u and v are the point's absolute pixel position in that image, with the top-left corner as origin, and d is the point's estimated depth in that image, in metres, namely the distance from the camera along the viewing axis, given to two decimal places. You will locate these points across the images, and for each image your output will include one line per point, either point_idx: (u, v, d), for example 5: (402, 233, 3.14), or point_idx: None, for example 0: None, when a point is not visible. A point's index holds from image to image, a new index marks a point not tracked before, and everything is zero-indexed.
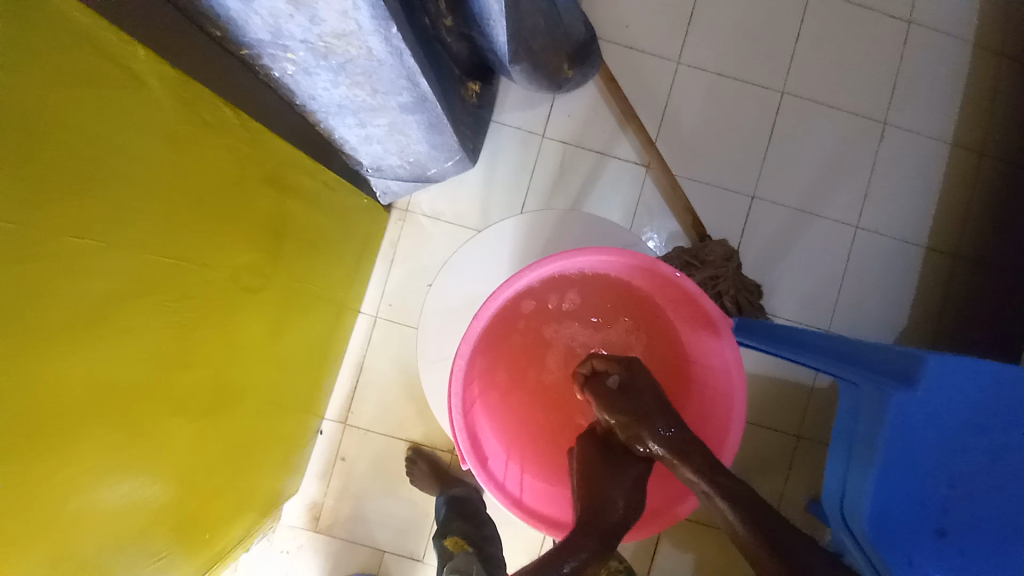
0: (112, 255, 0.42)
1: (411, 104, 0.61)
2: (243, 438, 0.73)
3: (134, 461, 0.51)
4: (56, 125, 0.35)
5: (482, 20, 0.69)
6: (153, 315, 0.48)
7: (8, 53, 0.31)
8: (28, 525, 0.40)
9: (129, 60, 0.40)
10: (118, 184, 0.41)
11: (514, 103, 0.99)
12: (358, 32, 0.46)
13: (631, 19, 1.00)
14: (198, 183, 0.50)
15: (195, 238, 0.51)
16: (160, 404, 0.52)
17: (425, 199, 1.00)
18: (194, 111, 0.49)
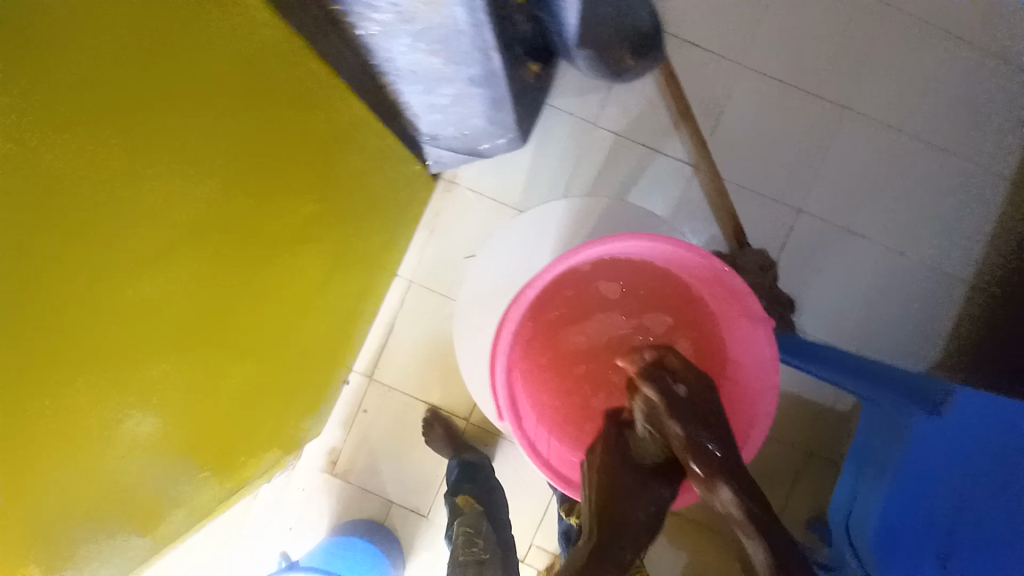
0: (189, 188, 0.46)
1: (480, 77, 0.63)
2: (279, 378, 0.77)
3: (180, 383, 0.55)
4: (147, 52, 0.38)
5: (556, 4, 0.73)
6: (216, 252, 0.52)
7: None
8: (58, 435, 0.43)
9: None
10: (201, 119, 0.44)
11: (570, 87, 1.00)
12: (446, 2, 0.48)
13: (699, 16, 0.99)
14: (274, 128, 0.54)
15: (264, 181, 0.55)
16: (210, 334, 0.57)
17: (472, 173, 1.02)
18: (277, 53, 0.51)
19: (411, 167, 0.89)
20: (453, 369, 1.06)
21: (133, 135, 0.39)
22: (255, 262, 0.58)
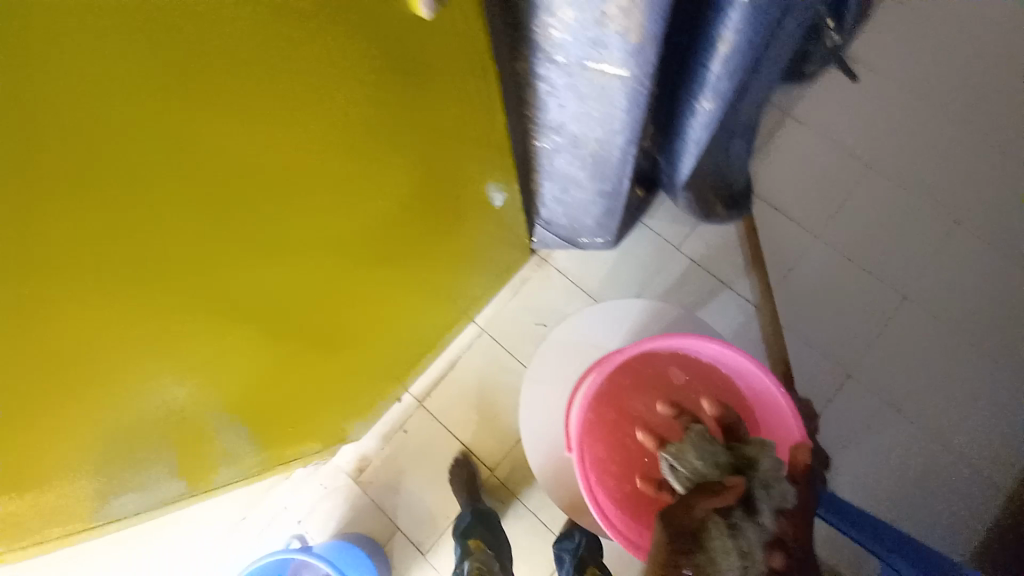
0: (342, 208, 0.53)
1: (609, 189, 0.79)
2: (347, 366, 0.89)
3: (282, 338, 0.67)
4: (358, 108, 0.44)
5: (675, 155, 0.85)
6: (341, 257, 0.61)
7: (354, 37, 0.38)
8: (162, 354, 0.52)
9: (444, 76, 0.49)
10: (375, 159, 0.51)
11: (664, 214, 1.17)
12: (610, 140, 0.64)
13: (786, 189, 1.15)
14: (434, 182, 0.63)
15: (406, 216, 0.64)
16: (324, 312, 0.69)
17: (563, 257, 1.18)
18: (469, 131, 0.59)
19: (521, 240, 1.07)
20: (494, 419, 1.14)
21: (358, 176, 0.51)
22: (394, 264, 0.74)
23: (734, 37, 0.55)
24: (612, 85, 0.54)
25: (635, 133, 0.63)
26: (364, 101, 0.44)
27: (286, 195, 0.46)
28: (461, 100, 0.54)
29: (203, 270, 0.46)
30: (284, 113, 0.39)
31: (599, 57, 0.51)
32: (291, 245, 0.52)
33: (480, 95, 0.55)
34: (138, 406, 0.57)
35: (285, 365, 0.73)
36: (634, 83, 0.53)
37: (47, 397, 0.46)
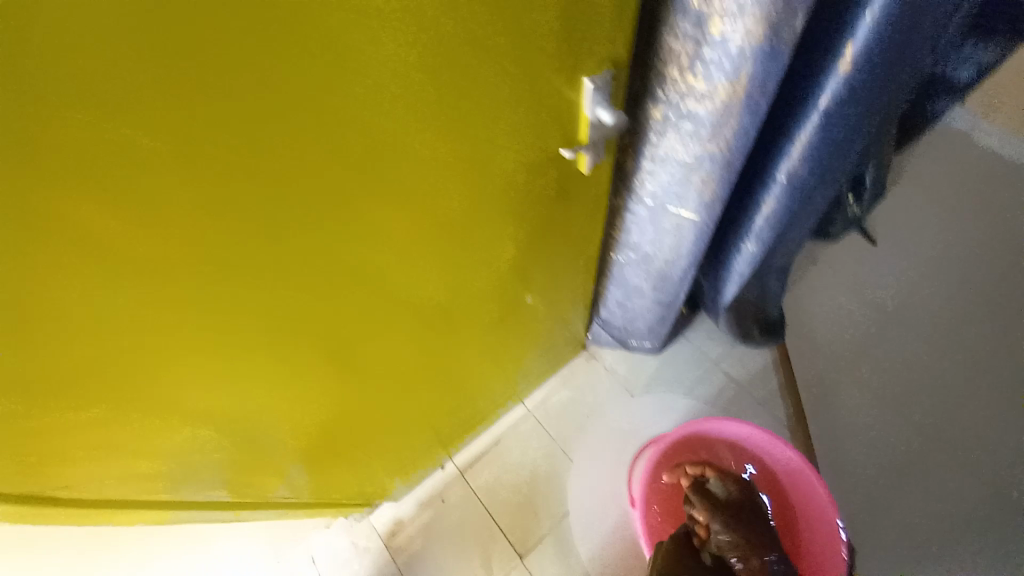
0: (465, 279, 0.69)
1: (667, 301, 0.95)
2: (413, 420, 0.99)
3: (379, 381, 0.77)
4: (498, 209, 0.60)
5: (719, 280, 1.01)
6: (451, 318, 0.75)
7: (510, 164, 0.55)
8: (283, 370, 0.61)
9: (561, 198, 0.67)
10: (498, 247, 0.67)
11: (703, 330, 1.30)
12: (676, 261, 0.81)
13: (816, 324, 1.28)
14: (532, 271, 0.79)
15: (505, 294, 0.80)
16: (418, 364, 0.81)
17: (610, 355, 1.29)
18: (566, 236, 0.76)
19: (578, 334, 1.21)
20: (532, 502, 1.16)
21: (484, 257, 0.67)
22: (485, 334, 0.88)
23: (775, 203, 0.76)
24: (685, 225, 0.72)
25: (695, 258, 0.80)
26: (503, 205, 0.60)
27: (452, 265, 0.64)
28: (575, 222, 0.74)
29: (383, 306, 0.62)
30: (462, 210, 0.57)
31: (678, 205, 0.68)
32: (436, 304, 0.69)
33: (584, 218, 0.74)
34: (247, 414, 0.64)
35: (381, 402, 0.84)
36: (703, 225, 0.72)
37: (195, 390, 0.54)
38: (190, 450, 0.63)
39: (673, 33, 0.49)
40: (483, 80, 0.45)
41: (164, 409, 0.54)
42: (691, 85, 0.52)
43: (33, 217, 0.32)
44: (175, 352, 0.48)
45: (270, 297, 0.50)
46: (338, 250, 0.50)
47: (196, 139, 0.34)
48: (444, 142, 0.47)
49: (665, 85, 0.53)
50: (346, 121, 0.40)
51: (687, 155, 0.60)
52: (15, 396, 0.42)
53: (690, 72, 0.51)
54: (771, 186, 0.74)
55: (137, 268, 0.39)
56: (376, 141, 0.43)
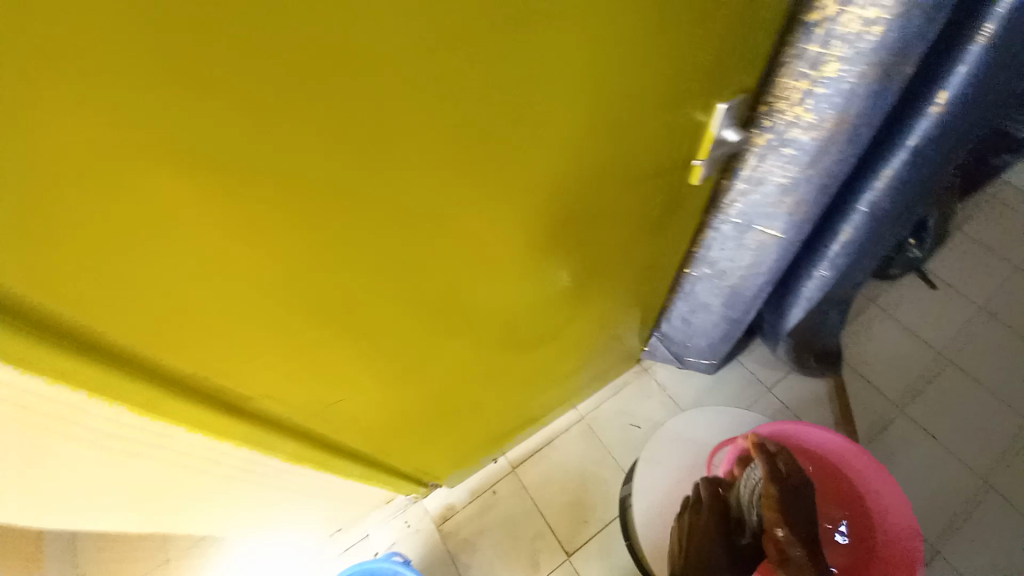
0: (570, 277, 0.75)
1: (735, 317, 1.01)
2: (484, 412, 1.04)
3: (473, 369, 0.83)
4: (615, 214, 0.68)
5: (784, 305, 1.06)
6: (547, 312, 0.81)
7: (638, 174, 0.63)
8: (411, 354, 0.67)
9: (665, 210, 0.74)
10: (604, 249, 0.74)
11: (757, 357, 1.33)
12: (752, 278, 0.88)
13: (873, 360, 1.31)
14: (622, 276, 0.86)
15: (593, 296, 0.87)
16: (506, 355, 0.87)
17: (663, 371, 1.34)
18: (656, 246, 0.83)
19: (634, 348, 1.26)
20: (583, 504, 1.20)
21: (590, 257, 0.74)
22: (566, 332, 0.95)
23: (853, 231, 0.82)
24: (768, 244, 0.79)
25: (771, 276, 0.86)
26: (620, 211, 0.68)
27: (569, 262, 0.71)
28: (670, 235, 0.81)
29: (505, 296, 0.69)
30: (589, 213, 0.64)
31: (766, 223, 0.76)
32: (544, 295, 0.76)
33: (676, 231, 0.81)
34: (368, 397, 0.69)
35: (468, 391, 0.90)
36: (785, 244, 0.78)
37: (342, 366, 0.60)
38: (329, 423, 0.69)
39: (790, 71, 0.58)
40: (646, 103, 0.53)
41: (314, 382, 0.59)
42: (799, 115, 0.60)
43: (335, 196, 0.39)
44: (359, 322, 0.54)
45: (440, 280, 0.57)
46: (495, 240, 0.57)
47: (457, 138, 0.41)
48: (603, 153, 0.56)
49: (774, 114, 0.62)
50: (551, 131, 0.48)
51: (783, 177, 0.67)
52: (223, 354, 0.47)
53: (800, 104, 0.59)
54: (851, 215, 0.80)
55: (367, 250, 0.46)
56: (559, 148, 0.51)
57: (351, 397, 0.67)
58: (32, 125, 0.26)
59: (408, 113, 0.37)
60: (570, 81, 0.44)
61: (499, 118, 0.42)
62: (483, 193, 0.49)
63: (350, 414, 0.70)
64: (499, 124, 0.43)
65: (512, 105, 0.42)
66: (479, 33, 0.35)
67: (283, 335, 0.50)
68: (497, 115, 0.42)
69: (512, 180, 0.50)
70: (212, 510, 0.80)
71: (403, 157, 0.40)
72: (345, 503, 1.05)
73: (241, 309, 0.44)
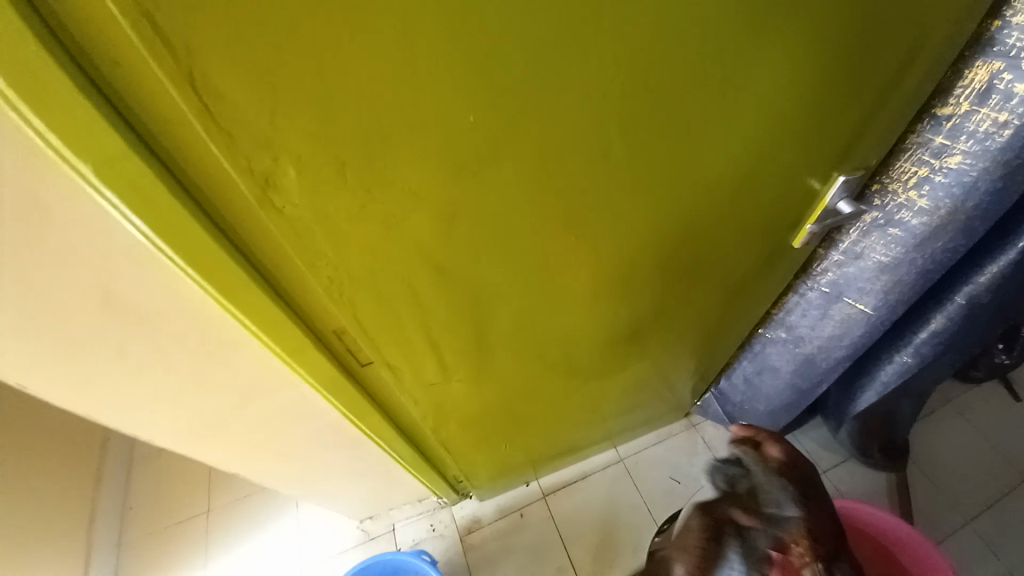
0: (653, 313, 0.79)
1: (803, 388, 0.99)
2: (534, 431, 1.06)
3: (540, 385, 0.87)
4: (713, 262, 0.72)
5: (856, 387, 1.03)
6: (624, 346, 0.85)
7: (745, 228, 0.67)
8: (496, 356, 0.72)
9: (758, 267, 0.77)
10: (692, 293, 0.78)
11: (814, 437, 1.28)
12: (830, 350, 0.87)
13: (945, 464, 1.21)
14: (699, 324, 0.88)
15: (668, 337, 0.89)
16: (572, 380, 0.90)
17: (712, 430, 1.32)
18: (740, 300, 0.85)
19: (687, 400, 1.26)
20: (610, 547, 1.17)
21: (678, 298, 0.77)
22: (632, 368, 0.97)
23: (946, 320, 0.81)
24: (856, 318, 0.79)
25: (851, 352, 0.85)
26: (718, 260, 0.71)
27: (659, 297, 0.75)
28: (756, 292, 0.84)
29: (598, 319, 0.73)
30: (691, 256, 0.68)
31: (857, 297, 0.76)
32: (625, 327, 0.80)
33: (761, 289, 0.84)
34: (447, 387, 0.74)
35: (528, 405, 0.93)
36: (873, 321, 0.78)
37: (440, 353, 0.65)
38: (412, 403, 0.74)
39: (909, 157, 0.62)
40: (768, 162, 0.58)
41: (414, 359, 0.65)
42: (911, 198, 0.63)
43: (502, 192, 0.46)
44: (472, 314, 0.61)
45: (546, 291, 0.62)
46: (604, 262, 0.62)
47: (608, 161, 0.49)
48: (720, 201, 0.61)
49: (886, 194, 0.65)
50: (679, 172, 0.54)
51: (884, 255, 0.69)
52: (359, 316, 0.54)
53: (914, 188, 0.63)
54: (945, 305, 0.80)
55: (500, 249, 0.53)
56: (684, 190, 0.56)
57: (438, 383, 0.72)
58: (327, 105, 0.35)
59: (577, 133, 0.44)
60: (711, 131, 0.51)
61: (647, 153, 0.50)
62: (612, 216, 0.55)
63: (429, 400, 0.75)
64: (645, 156, 0.50)
65: (657, 141, 0.49)
66: (651, 79, 0.43)
67: (413, 312, 0.57)
68: (646, 149, 0.49)
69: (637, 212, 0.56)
70: (284, 471, 0.86)
71: (562, 170, 0.47)
72: (385, 491, 1.09)
73: (396, 281, 0.51)
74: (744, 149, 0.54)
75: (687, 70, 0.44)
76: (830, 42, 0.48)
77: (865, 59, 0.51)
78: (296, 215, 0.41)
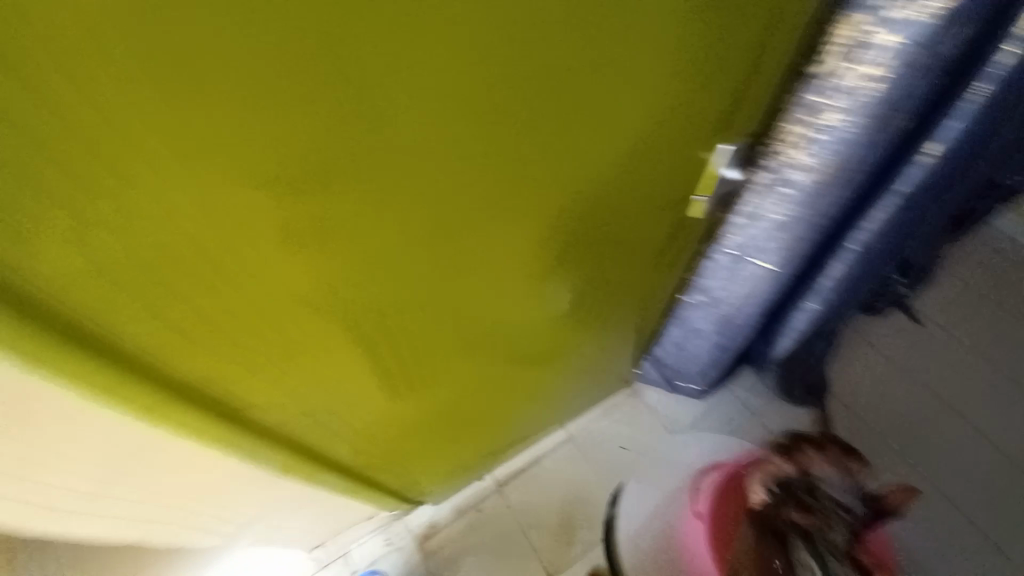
0: (565, 299, 0.75)
1: (725, 343, 1.03)
2: (475, 430, 1.03)
3: (463, 387, 0.82)
4: (616, 241, 0.69)
5: (774, 335, 1.07)
6: (544, 333, 0.82)
7: (641, 204, 0.64)
8: (400, 369, 0.66)
9: (664, 239, 0.76)
10: (603, 274, 0.75)
11: (745, 384, 1.34)
12: (744, 305, 0.90)
13: (860, 391, 1.31)
14: (617, 301, 0.87)
15: (588, 318, 0.86)
16: (498, 376, 0.86)
17: (653, 394, 1.34)
18: (654, 273, 0.84)
19: (627, 370, 1.27)
20: (568, 525, 1.19)
21: (589, 281, 0.75)
22: (560, 352, 0.94)
23: (843, 266, 0.84)
24: (762, 275, 0.82)
25: (762, 304, 0.89)
26: (621, 238, 0.69)
27: (569, 283, 0.72)
28: (668, 262, 0.82)
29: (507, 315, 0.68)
30: (591, 239, 0.65)
31: (761, 256, 0.78)
32: (540, 317, 0.76)
33: (672, 258, 0.83)
34: (354, 409, 0.68)
35: (457, 409, 0.88)
36: (778, 275, 0.81)
37: (328, 378, 0.59)
38: (323, 433, 0.68)
39: (791, 117, 0.60)
40: (652, 138, 0.54)
41: (300, 392, 0.58)
42: (797, 157, 0.63)
43: (354, 211, 0.40)
44: (352, 333, 0.54)
45: (434, 297, 0.57)
46: (495, 260, 0.57)
47: (465, 159, 0.42)
48: (610, 185, 0.57)
49: (774, 155, 0.64)
50: (561, 161, 0.49)
51: (779, 214, 0.70)
52: (206, 360, 0.46)
53: (799, 147, 0.62)
54: (841, 252, 0.83)
55: (359, 264, 0.46)
56: (566, 178, 0.52)
57: (342, 409, 0.66)
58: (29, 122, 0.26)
59: (413, 131, 0.37)
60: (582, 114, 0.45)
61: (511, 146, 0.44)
62: (491, 216, 0.50)
63: (336, 427, 0.69)
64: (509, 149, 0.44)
65: (518, 133, 0.43)
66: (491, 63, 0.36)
67: (288, 341, 0.51)
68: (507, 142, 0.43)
69: (517, 207, 0.51)
70: (199, 528, 0.78)
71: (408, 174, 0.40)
72: (327, 518, 1.03)
73: (238, 315, 0.44)
74: (623, 128, 0.50)
75: (534, 51, 0.37)
76: (702, 15, 0.43)
77: (742, 25, 0.47)
78: (87, 271, 0.34)
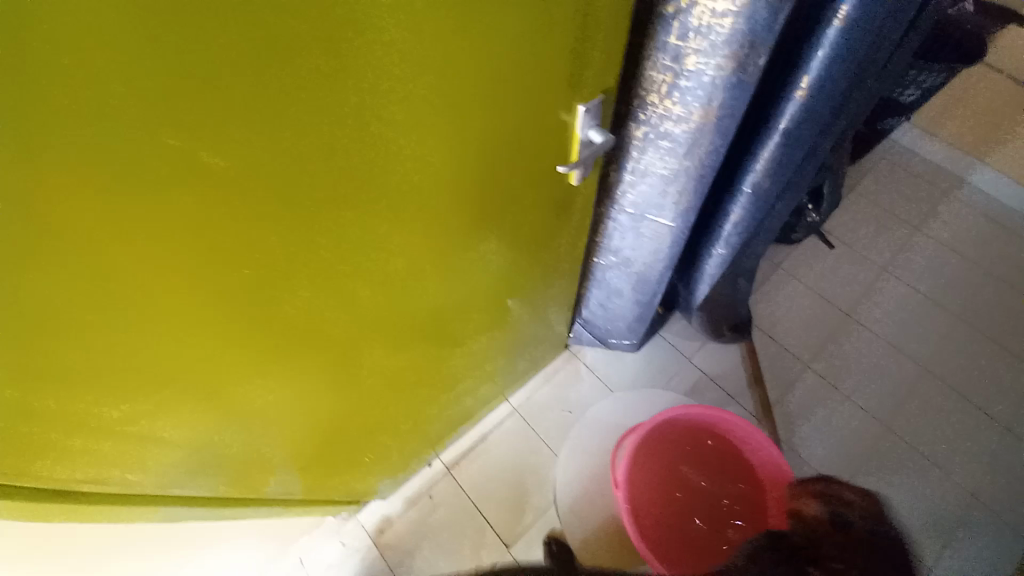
0: (460, 292, 0.70)
1: (646, 301, 1.01)
2: (406, 427, 0.99)
3: (372, 395, 0.77)
4: (496, 225, 0.62)
5: (694, 284, 1.07)
6: (450, 327, 0.77)
7: (513, 183, 0.58)
8: (277, 396, 0.60)
9: (553, 213, 0.69)
10: (495, 258, 0.69)
11: (677, 329, 1.37)
12: (654, 263, 0.88)
13: (782, 320, 1.37)
14: (523, 280, 0.82)
15: (496, 301, 0.81)
16: (410, 376, 0.81)
17: (591, 354, 1.35)
18: (555, 245, 0.79)
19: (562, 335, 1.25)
20: (521, 494, 1.21)
21: (483, 269, 0.69)
22: (478, 338, 0.90)
23: (742, 211, 0.83)
24: (663, 231, 0.79)
25: (671, 260, 0.87)
26: (502, 221, 0.62)
27: (457, 275, 0.66)
28: (569, 232, 0.78)
29: (389, 321, 0.62)
30: (464, 229, 0.58)
31: (657, 213, 0.75)
32: (437, 313, 0.70)
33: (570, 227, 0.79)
34: (238, 443, 0.63)
35: (375, 415, 0.83)
36: (678, 230, 0.78)
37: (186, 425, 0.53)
38: (208, 472, 0.63)
39: (654, 64, 0.56)
40: (496, 111, 0.47)
41: (153, 445, 0.52)
42: (669, 108, 0.59)
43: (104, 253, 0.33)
44: (192, 375, 0.48)
45: (283, 320, 0.50)
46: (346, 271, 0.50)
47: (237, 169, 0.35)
48: (461, 171, 0.50)
49: (646, 107, 0.60)
50: (384, 153, 0.42)
51: (665, 169, 0.66)
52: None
53: (668, 97, 0.58)
54: (737, 197, 0.81)
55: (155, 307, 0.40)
56: (401, 171, 0.45)
57: (222, 445, 0.60)
58: None
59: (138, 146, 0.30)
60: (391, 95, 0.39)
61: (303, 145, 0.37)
62: (315, 227, 0.43)
63: (223, 464, 0.64)
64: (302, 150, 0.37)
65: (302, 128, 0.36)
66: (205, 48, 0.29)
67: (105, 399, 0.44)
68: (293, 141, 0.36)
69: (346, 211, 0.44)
70: None
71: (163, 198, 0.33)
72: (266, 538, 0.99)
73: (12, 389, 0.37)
74: (453, 104, 0.43)
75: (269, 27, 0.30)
76: None
77: None
78: None
